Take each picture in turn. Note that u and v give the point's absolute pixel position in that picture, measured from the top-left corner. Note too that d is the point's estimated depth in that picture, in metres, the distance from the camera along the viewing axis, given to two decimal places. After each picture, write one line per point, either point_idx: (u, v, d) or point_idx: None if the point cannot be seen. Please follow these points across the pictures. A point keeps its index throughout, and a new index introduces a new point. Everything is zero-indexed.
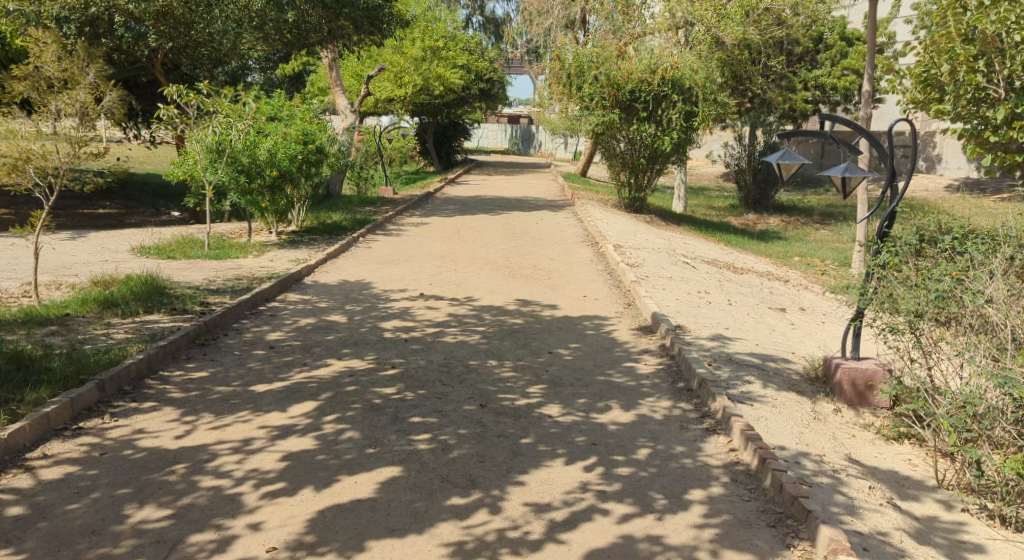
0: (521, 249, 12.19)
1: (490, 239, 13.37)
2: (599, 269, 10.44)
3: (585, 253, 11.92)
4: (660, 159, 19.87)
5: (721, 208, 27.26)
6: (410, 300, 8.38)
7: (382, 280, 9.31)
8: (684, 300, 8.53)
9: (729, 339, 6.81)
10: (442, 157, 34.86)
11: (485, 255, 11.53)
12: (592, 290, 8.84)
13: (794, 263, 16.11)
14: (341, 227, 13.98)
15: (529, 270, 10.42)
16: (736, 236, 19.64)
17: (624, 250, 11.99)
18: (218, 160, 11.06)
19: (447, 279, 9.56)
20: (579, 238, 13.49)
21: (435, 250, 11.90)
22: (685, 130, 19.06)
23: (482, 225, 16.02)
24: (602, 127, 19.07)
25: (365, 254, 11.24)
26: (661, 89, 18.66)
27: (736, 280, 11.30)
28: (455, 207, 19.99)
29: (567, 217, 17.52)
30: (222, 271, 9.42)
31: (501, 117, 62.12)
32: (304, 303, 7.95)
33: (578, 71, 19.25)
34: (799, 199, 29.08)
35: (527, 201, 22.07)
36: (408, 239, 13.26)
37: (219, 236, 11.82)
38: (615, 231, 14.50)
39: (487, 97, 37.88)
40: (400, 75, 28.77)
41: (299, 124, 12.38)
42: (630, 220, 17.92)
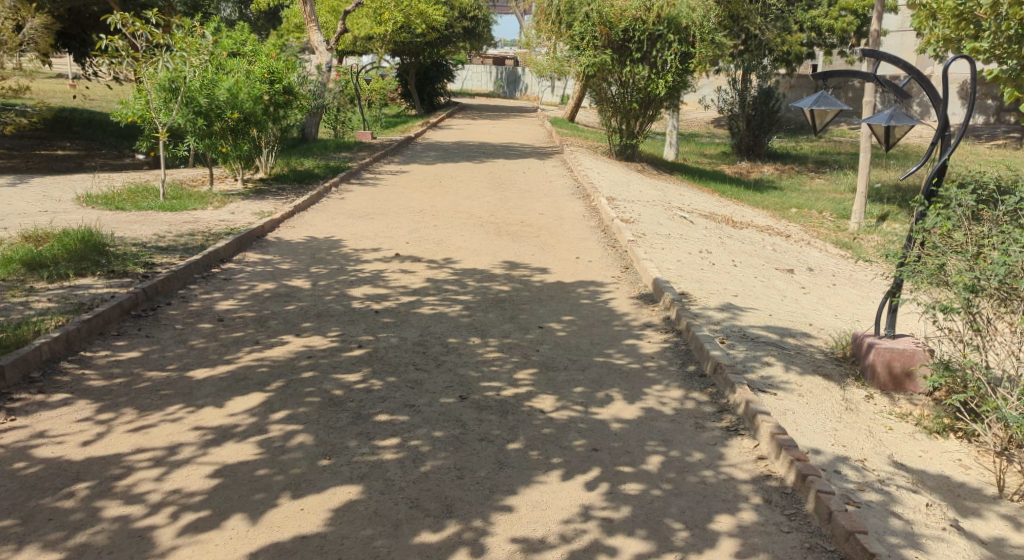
0: (506, 202, 11.37)
1: (473, 190, 12.52)
2: (591, 225, 9.66)
3: (574, 206, 11.11)
4: (653, 103, 18.93)
5: (712, 156, 26.41)
6: (384, 261, 7.58)
7: (356, 238, 8.51)
8: (686, 262, 7.80)
9: (740, 310, 6.10)
10: (425, 99, 33.60)
11: (467, 209, 10.71)
12: (585, 252, 8.10)
13: (791, 216, 15.42)
14: (314, 175, 13.07)
15: (516, 226, 9.64)
16: (730, 186, 18.86)
17: (617, 204, 11.19)
18: (174, 100, 10.05)
19: (427, 237, 8.78)
20: (568, 189, 12.67)
21: (413, 202, 11.05)
22: (680, 72, 18.07)
23: (464, 173, 15.14)
24: (593, 69, 18.05)
25: (338, 207, 10.36)
26: (656, 28, 17.58)
27: (736, 237, 10.57)
28: (437, 153, 19.02)
29: (554, 166, 16.65)
30: (175, 225, 8.52)
31: (486, 58, 60.29)
32: (265, 265, 7.13)
33: (569, 7, 18.13)
34: (793, 146, 28.26)
35: (513, 147, 21.11)
36: (385, 189, 12.38)
37: (177, 185, 10.89)
38: (607, 183, 13.67)
39: (471, 37, 36.40)
40: (380, 11, 27.33)
41: (265, 62, 11.29)
42: (620, 169, 17.08)
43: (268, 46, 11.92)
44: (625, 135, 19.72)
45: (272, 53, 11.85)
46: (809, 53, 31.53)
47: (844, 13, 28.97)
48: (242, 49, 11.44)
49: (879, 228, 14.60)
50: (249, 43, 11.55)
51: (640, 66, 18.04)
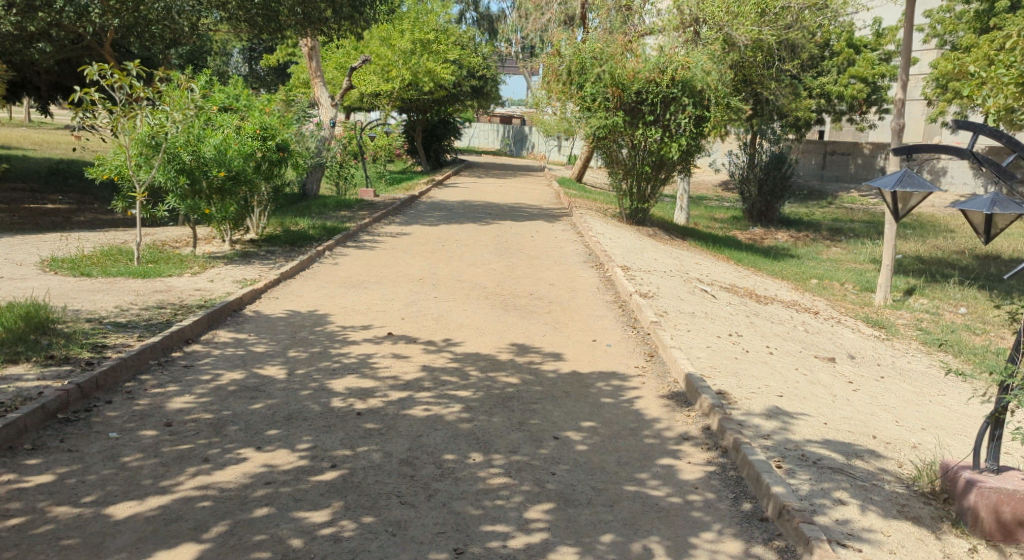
0: (512, 270, 10.51)
1: (477, 256, 11.68)
2: (606, 300, 8.79)
3: (585, 277, 10.24)
4: (666, 167, 18.31)
5: (723, 221, 25.69)
6: (374, 343, 6.65)
7: (346, 312, 7.62)
8: (716, 349, 6.88)
9: (790, 416, 5.14)
10: (431, 157, 33.15)
11: (470, 278, 9.86)
12: (601, 333, 7.20)
13: (812, 287, 14.56)
14: (307, 236, 12.27)
15: (523, 299, 8.76)
16: (745, 253, 18.07)
17: (633, 275, 10.32)
18: (155, 156, 9.33)
19: (425, 311, 7.89)
20: (580, 257, 11.84)
21: (411, 269, 10.20)
22: (694, 136, 17.47)
23: (469, 236, 14.37)
24: (604, 131, 17.47)
25: (329, 274, 9.51)
26: (670, 91, 17.04)
27: (763, 315, 9.64)
28: (440, 213, 18.28)
29: (563, 229, 15.88)
30: (144, 295, 7.69)
31: (493, 117, 60.41)
32: (236, 347, 6.21)
33: (581, 68, 17.63)
34: (805, 211, 27.63)
35: (519, 208, 20.38)
36: (383, 252, 11.57)
37: (156, 247, 10.09)
38: (621, 249, 12.83)
39: (478, 95, 36.20)
40: (388, 68, 27.16)
41: (258, 118, 10.63)
42: (631, 233, 16.32)
43: (263, 101, 11.28)
44: (635, 198, 19.02)
45: (267, 108, 11.21)
46: (819, 119, 31.15)
47: (855, 80, 28.77)
48: (234, 104, 10.78)
49: (907, 303, 13.68)
50: (242, 98, 10.90)
51: (652, 129, 17.47)
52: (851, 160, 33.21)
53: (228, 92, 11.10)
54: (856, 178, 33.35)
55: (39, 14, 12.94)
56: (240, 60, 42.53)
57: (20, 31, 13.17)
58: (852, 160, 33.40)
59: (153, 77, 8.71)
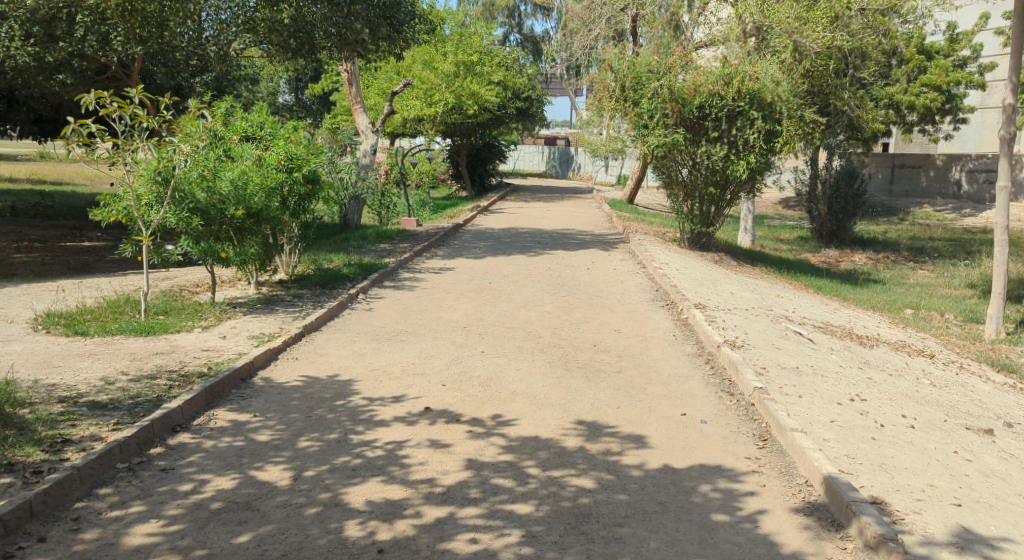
0: (571, 313, 9.10)
1: (528, 295, 10.31)
2: (688, 352, 7.31)
3: (656, 320, 8.78)
4: (732, 187, 16.76)
5: (789, 244, 23.90)
6: (407, 424, 5.28)
7: (374, 378, 6.29)
8: (846, 426, 5.35)
9: (994, 550, 3.65)
10: (475, 181, 32.08)
11: (523, 324, 8.47)
12: (692, 406, 5.71)
13: (910, 319, 12.78)
14: (341, 274, 11.08)
15: (588, 352, 7.34)
16: (822, 279, 16.35)
17: (714, 317, 8.81)
18: (165, 194, 8.20)
19: (470, 373, 6.52)
20: (646, 294, 10.37)
21: (452, 313, 8.89)
22: (765, 153, 15.93)
23: (518, 269, 13.03)
24: (662, 150, 16.03)
25: (360, 323, 8.25)
26: (737, 105, 15.57)
27: (877, 364, 8.05)
28: (487, 243, 17.00)
29: (622, 259, 14.42)
30: (140, 360, 6.47)
31: (538, 137, 59.20)
32: (234, 437, 4.91)
33: (636, 82, 16.29)
34: (877, 230, 25.66)
35: (571, 235, 18.99)
36: (424, 293, 10.28)
37: (169, 296, 8.96)
38: (690, 282, 11.35)
39: (523, 116, 35.11)
40: (431, 92, 26.12)
41: (284, 147, 9.48)
42: (696, 261, 14.79)
43: (288, 130, 10.18)
44: (698, 222, 17.43)
45: (294, 136, 10.09)
46: (886, 130, 29.09)
47: (927, 88, 26.81)
48: (256, 132, 9.68)
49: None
50: (267, 126, 9.79)
51: (717, 147, 15.93)
52: (923, 172, 31.07)
53: (250, 120, 10.03)
54: (928, 192, 31.07)
55: (60, 44, 12.15)
56: (285, 90, 42.20)
57: (39, 62, 12.38)
58: (923, 173, 31.15)
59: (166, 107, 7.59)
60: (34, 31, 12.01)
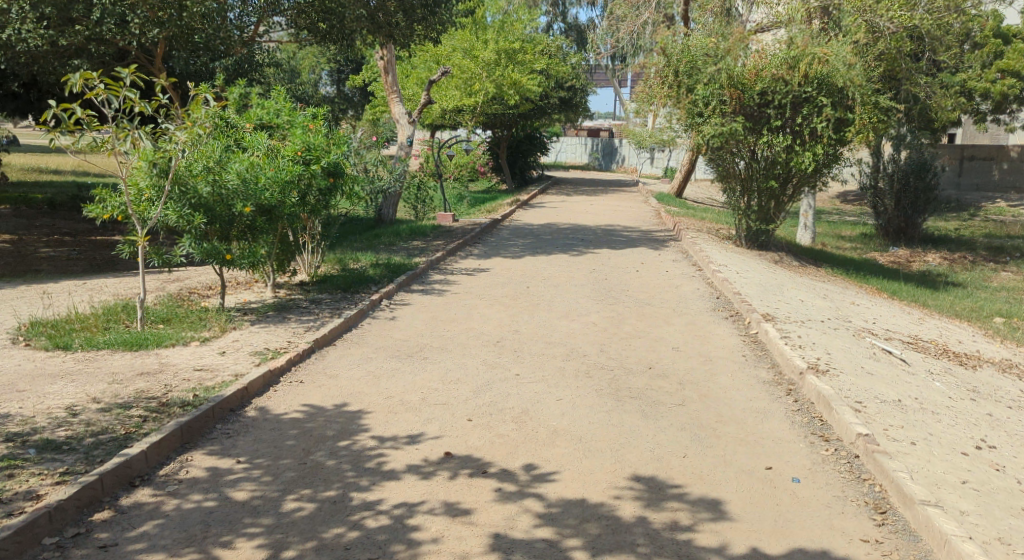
0: (622, 324, 8.03)
1: (573, 301, 9.26)
2: (764, 380, 6.16)
3: (721, 335, 7.65)
4: (795, 181, 15.47)
5: (851, 243, 22.34)
6: (423, 478, 4.25)
7: (388, 410, 5.29)
8: (982, 490, 4.20)
9: None
10: (517, 174, 31.02)
11: (568, 338, 7.41)
12: (776, 457, 4.60)
13: (1003, 330, 11.36)
14: (366, 276, 10.14)
15: (644, 378, 6.23)
16: (894, 281, 14.93)
17: (788, 332, 7.66)
18: (164, 189, 7.28)
19: (503, 404, 5.49)
20: (707, 303, 9.20)
21: (487, 324, 7.89)
22: (833, 143, 14.64)
23: (562, 270, 11.94)
24: (719, 140, 14.82)
25: (381, 336, 7.29)
26: (802, 90, 14.31)
27: (988, 392, 6.82)
28: (528, 240, 15.94)
29: (674, 259, 13.24)
30: (122, 383, 5.54)
31: (581, 129, 57.85)
32: (206, 493, 3.94)
33: (690, 67, 15.15)
34: (947, 227, 23.91)
35: (617, 231, 17.82)
36: (455, 299, 9.26)
37: (172, 301, 8.08)
38: (754, 288, 10.17)
39: (566, 107, 33.93)
40: (472, 81, 25.13)
41: (302, 136, 8.51)
42: (756, 262, 13.52)
43: (308, 116, 9.20)
44: (756, 218, 16.17)
45: (315, 123, 9.11)
46: (956, 120, 27.18)
47: (1002, 74, 24.90)
48: (272, 121, 8.76)
49: None
50: (284, 113, 8.84)
51: (780, 137, 14.69)
52: (994, 165, 29.02)
53: (265, 107, 9.10)
54: (1001, 186, 29.03)
55: (75, 27, 11.37)
56: (327, 81, 41.54)
57: (54, 47, 11.64)
58: (994, 166, 29.10)
59: (163, 88, 6.67)
60: (47, 13, 11.23)
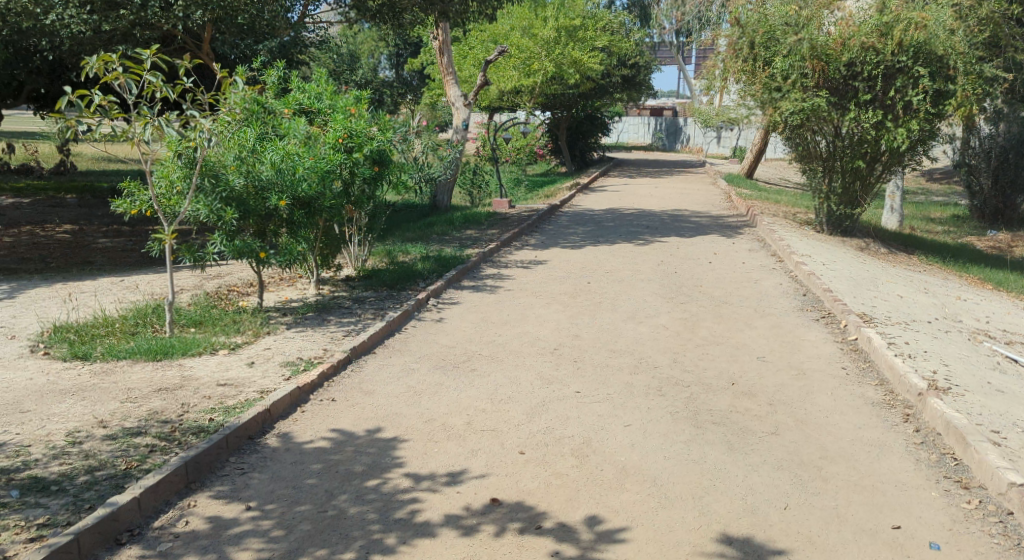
0: (697, 331, 7.20)
1: (640, 301, 8.44)
2: (874, 405, 5.24)
3: (811, 343, 6.77)
4: (885, 159, 14.46)
5: (940, 229, 20.73)
6: (463, 534, 3.52)
7: (427, 438, 4.60)
8: None
9: None
10: (577, 156, 30.16)
11: (637, 348, 6.64)
12: (905, 511, 3.77)
13: None
14: (415, 272, 9.48)
15: (728, 400, 5.37)
16: (994, 272, 13.58)
17: (891, 338, 6.72)
18: (191, 181, 6.67)
19: (561, 432, 4.74)
20: (791, 303, 8.21)
21: (545, 329, 7.17)
22: (930, 117, 13.56)
23: (626, 262, 11.05)
24: (800, 116, 13.96)
25: (427, 344, 6.61)
26: (895, 60, 13.30)
27: None
28: (589, 227, 15.06)
29: (750, 248, 12.20)
30: (135, 400, 4.93)
31: (644, 108, 56.26)
32: (203, 554, 3.30)
33: (768, 37, 14.30)
34: None
35: (684, 217, 16.76)
36: (510, 297, 8.53)
37: (206, 301, 7.54)
38: (841, 285, 9.17)
39: (629, 86, 32.64)
40: (530, 61, 24.12)
41: (345, 121, 7.87)
42: (841, 251, 12.38)
43: (350, 96, 8.50)
44: (839, 202, 15.24)
45: (359, 105, 8.40)
46: None
47: None
48: (313, 106, 8.14)
49: None
50: (326, 96, 8.18)
51: (868, 113, 13.69)
52: None
53: (305, 90, 8.47)
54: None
55: (118, 11, 10.92)
56: (385, 65, 41.00)
57: (97, 33, 11.23)
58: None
59: (186, 69, 5.89)
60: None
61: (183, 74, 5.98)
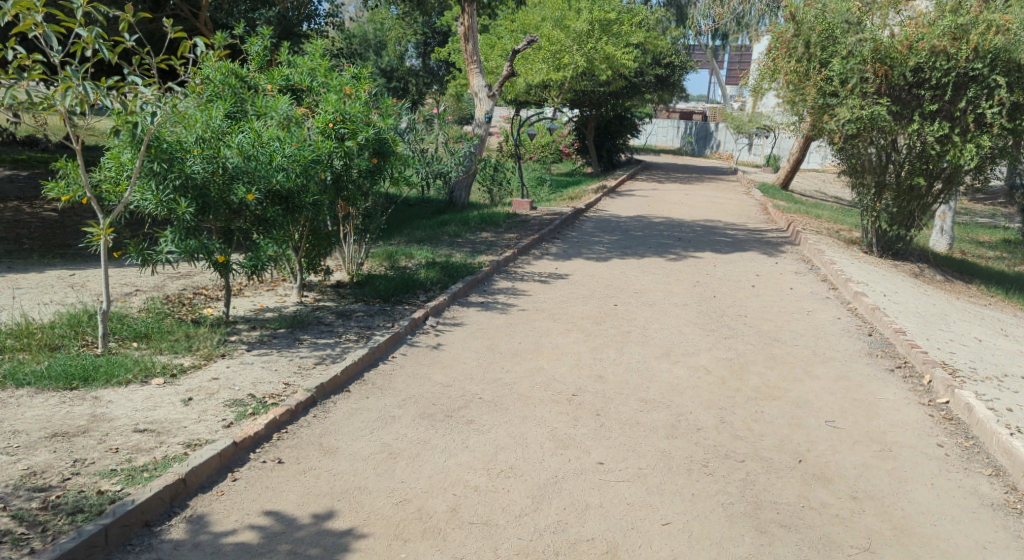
0: (746, 379, 5.94)
1: (676, 333, 7.17)
2: (993, 512, 3.97)
3: (889, 404, 5.50)
4: (948, 177, 13.13)
5: (991, 256, 19.28)
6: None
7: (394, 535, 3.37)
8: None
9: None
10: (603, 156, 29.09)
11: (674, 401, 5.38)
12: None
13: None
14: (415, 283, 8.28)
15: (796, 490, 4.11)
16: None
17: (989, 405, 5.45)
18: (139, 163, 5.46)
19: (576, 531, 3.53)
20: (855, 349, 6.93)
21: (560, 369, 5.95)
22: (1004, 134, 12.15)
23: (658, 281, 9.77)
24: (856, 126, 12.77)
25: (415, 381, 5.41)
26: (971, 67, 11.92)
27: None
28: (616, 236, 13.81)
29: (795, 271, 10.90)
30: (15, 451, 3.71)
31: (674, 112, 54.90)
32: None
33: (826, 36, 13.33)
34: None
35: (718, 229, 15.43)
36: (522, 322, 7.32)
37: (159, 307, 6.37)
38: (909, 324, 7.89)
39: (662, 86, 31.05)
40: (560, 54, 22.86)
41: (338, 103, 6.68)
42: (898, 280, 11.06)
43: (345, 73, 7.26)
44: (892, 222, 13.89)
45: (358, 84, 7.18)
46: None
47: None
48: (304, 82, 6.94)
49: None
50: (320, 73, 6.98)
51: (934, 125, 12.40)
52: None
53: (296, 66, 7.28)
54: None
55: None
56: (412, 53, 39.79)
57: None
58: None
59: (126, 24, 4.62)
60: None
61: (124, 29, 4.71)
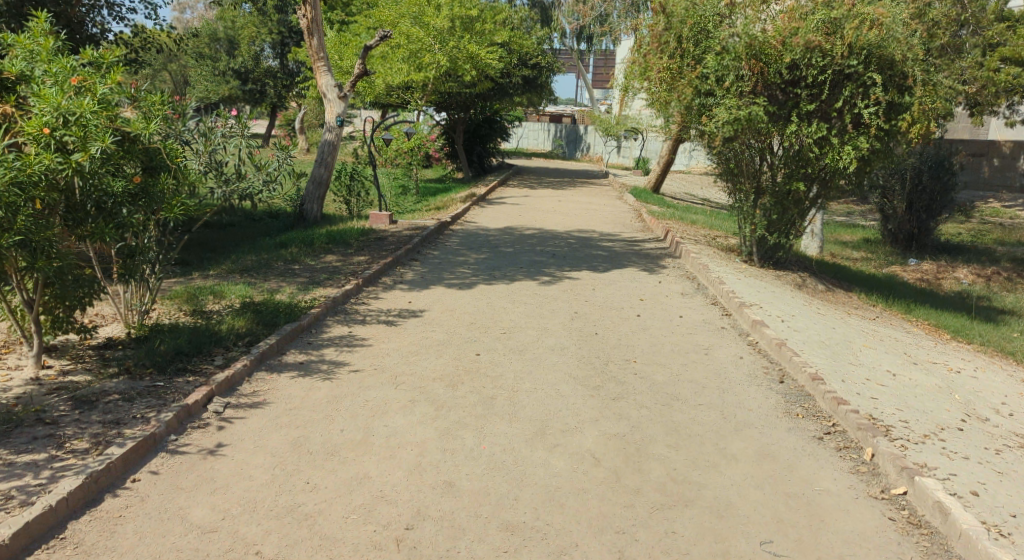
0: (644, 470, 4.44)
1: (552, 395, 5.58)
2: None
3: (829, 501, 4.15)
4: (826, 181, 12.36)
5: (857, 257, 19.21)
6: None
7: None
8: None
9: None
10: (474, 161, 27.55)
11: (552, 525, 3.78)
12: None
13: None
14: (214, 338, 6.27)
15: None
16: (944, 325, 11.75)
17: (952, 488, 4.20)
18: None
19: None
20: (770, 406, 5.59)
21: (392, 478, 4.19)
22: (882, 135, 11.47)
23: (529, 314, 8.19)
24: (732, 128, 11.70)
25: (155, 529, 3.53)
26: (847, 65, 11.14)
27: None
28: (483, 254, 12.15)
29: (682, 292, 9.66)
30: None
31: (543, 115, 54.30)
32: None
33: (698, 30, 12.30)
34: (958, 243, 21.09)
35: (594, 241, 14.15)
36: (351, 392, 5.52)
37: None
38: (819, 362, 6.68)
39: (530, 88, 29.80)
40: (421, 54, 21.01)
41: (58, 100, 4.79)
42: (788, 296, 10.09)
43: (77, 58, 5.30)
44: (770, 229, 12.90)
45: (101, 74, 5.24)
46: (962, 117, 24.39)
47: None
48: (12, 70, 4.94)
49: None
50: (38, 58, 5.03)
51: (811, 126, 11.57)
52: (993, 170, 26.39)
53: (8, 52, 5.24)
54: (990, 184, 29.88)
55: None
56: (269, 54, 35.97)
57: None
58: (985, 162, 29.90)
59: None
60: None
61: None
